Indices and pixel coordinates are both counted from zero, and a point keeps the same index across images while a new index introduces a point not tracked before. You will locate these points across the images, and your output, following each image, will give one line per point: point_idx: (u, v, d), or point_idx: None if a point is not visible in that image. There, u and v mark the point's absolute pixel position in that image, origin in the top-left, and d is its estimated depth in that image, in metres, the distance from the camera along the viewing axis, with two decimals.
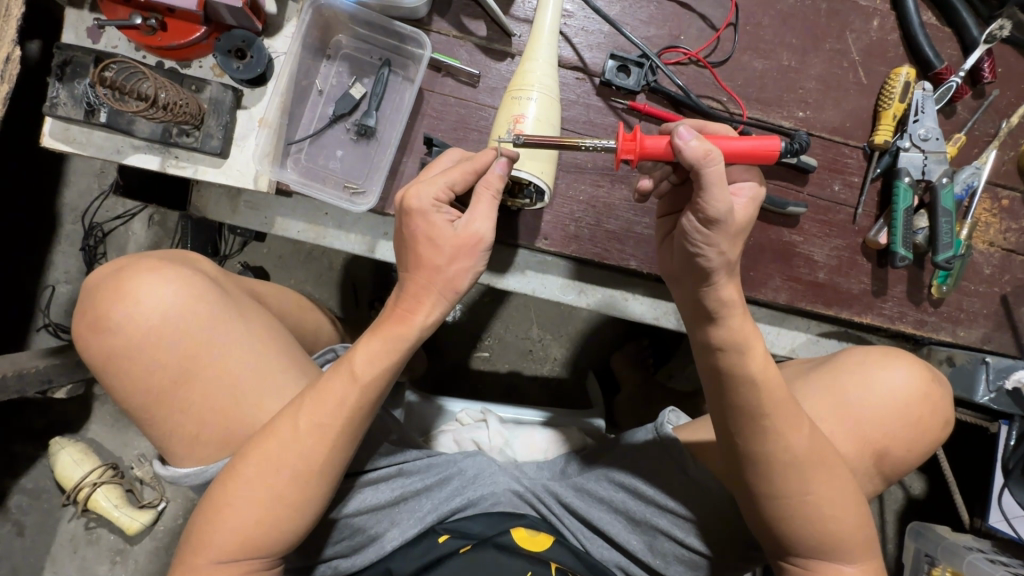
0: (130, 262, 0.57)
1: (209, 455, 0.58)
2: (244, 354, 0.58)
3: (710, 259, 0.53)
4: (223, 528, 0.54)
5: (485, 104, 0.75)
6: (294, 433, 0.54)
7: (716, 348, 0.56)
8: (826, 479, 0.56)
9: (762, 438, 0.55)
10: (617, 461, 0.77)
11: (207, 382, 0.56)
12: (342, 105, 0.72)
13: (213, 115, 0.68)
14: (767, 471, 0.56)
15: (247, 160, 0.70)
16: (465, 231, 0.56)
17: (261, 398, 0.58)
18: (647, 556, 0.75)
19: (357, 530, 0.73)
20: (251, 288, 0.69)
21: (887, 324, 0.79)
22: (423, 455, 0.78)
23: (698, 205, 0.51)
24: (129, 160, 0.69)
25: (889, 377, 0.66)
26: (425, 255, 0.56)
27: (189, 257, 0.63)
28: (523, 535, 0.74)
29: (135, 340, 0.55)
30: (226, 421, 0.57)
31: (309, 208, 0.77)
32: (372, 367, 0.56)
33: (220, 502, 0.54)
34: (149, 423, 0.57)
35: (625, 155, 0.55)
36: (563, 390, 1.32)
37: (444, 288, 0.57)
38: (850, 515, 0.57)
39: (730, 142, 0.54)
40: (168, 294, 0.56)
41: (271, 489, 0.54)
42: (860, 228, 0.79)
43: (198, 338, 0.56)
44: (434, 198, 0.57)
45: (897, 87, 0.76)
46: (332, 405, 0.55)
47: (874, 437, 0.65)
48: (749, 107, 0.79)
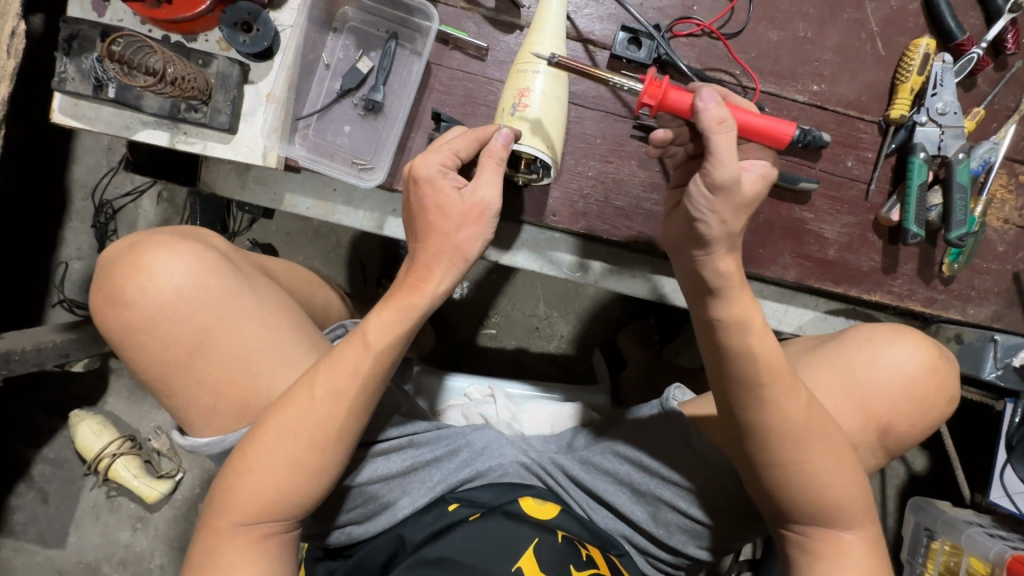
0: (143, 238, 0.58)
1: (224, 427, 0.59)
2: (258, 327, 0.59)
3: (712, 227, 0.53)
4: (242, 494, 0.55)
5: (493, 78, 0.74)
6: (310, 402, 0.56)
7: (713, 321, 0.56)
8: (831, 448, 0.57)
9: (760, 409, 0.55)
10: (623, 434, 0.79)
11: (220, 354, 0.57)
12: (349, 80, 0.71)
13: (221, 90, 0.68)
14: (767, 443, 0.56)
15: (255, 136, 0.70)
16: (473, 198, 0.57)
17: (276, 370, 0.59)
18: (650, 526, 0.77)
19: (370, 498, 0.75)
20: (261, 262, 0.70)
21: (896, 301, 0.79)
22: (432, 427, 0.80)
23: (706, 169, 0.51)
24: (139, 136, 0.69)
25: (897, 352, 0.66)
26: (434, 224, 0.57)
27: (200, 229, 0.63)
28: (529, 503, 0.77)
29: (147, 313, 0.55)
30: (242, 392, 0.58)
31: (317, 183, 0.77)
32: (386, 338, 0.57)
33: (240, 468, 0.56)
34: (166, 395, 0.58)
35: (647, 99, 0.55)
36: (569, 367, 1.33)
37: (454, 255, 0.57)
38: (852, 486, 0.58)
39: (748, 115, 0.54)
40: (180, 266, 0.56)
41: (290, 456, 0.56)
42: (872, 205, 0.78)
43: (212, 310, 0.57)
44: (440, 163, 0.58)
45: (917, 59, 0.74)
46: (346, 374, 0.56)
47: (878, 412, 0.65)
48: (763, 80, 0.77)
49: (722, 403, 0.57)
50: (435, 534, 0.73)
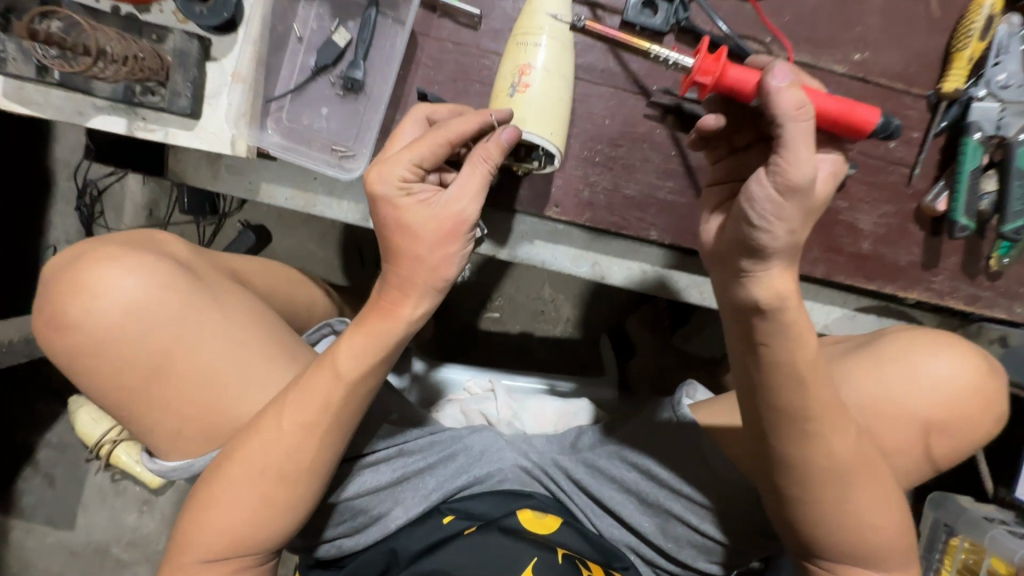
0: (89, 252, 0.54)
1: (193, 451, 0.57)
2: (222, 344, 0.56)
3: (777, 237, 0.46)
4: (211, 524, 0.54)
5: (488, 51, 0.65)
6: (278, 432, 0.54)
7: (758, 343, 0.51)
8: (844, 476, 0.54)
9: (802, 440, 0.53)
10: (630, 439, 0.75)
11: (182, 378, 0.55)
12: (324, 55, 0.63)
13: (179, 69, 0.60)
14: (803, 472, 0.54)
15: (222, 122, 0.62)
16: (448, 212, 0.53)
17: (245, 390, 0.57)
18: (658, 539, 0.73)
19: (358, 512, 0.73)
20: (230, 269, 0.67)
21: (936, 299, 0.72)
22: (425, 433, 0.77)
23: (779, 167, 0.43)
24: (93, 123, 0.62)
25: (937, 367, 0.60)
26: (404, 247, 0.53)
27: (159, 240, 0.60)
28: (528, 516, 0.73)
29: (95, 337, 0.52)
30: (209, 414, 0.56)
31: (295, 171, 0.70)
32: (356, 364, 0.54)
33: (208, 499, 0.55)
34: (127, 419, 0.56)
35: (704, 75, 0.49)
36: (576, 353, 1.28)
37: (432, 282, 0.54)
38: (879, 510, 0.55)
39: (823, 97, 0.47)
40: (130, 285, 0.53)
41: (258, 488, 0.54)
42: (914, 192, 0.70)
43: (167, 330, 0.54)
44: (400, 178, 0.52)
45: (979, 21, 0.64)
46: (318, 402, 0.54)
47: (909, 434, 0.60)
48: (797, 48, 0.68)
49: (756, 424, 0.55)
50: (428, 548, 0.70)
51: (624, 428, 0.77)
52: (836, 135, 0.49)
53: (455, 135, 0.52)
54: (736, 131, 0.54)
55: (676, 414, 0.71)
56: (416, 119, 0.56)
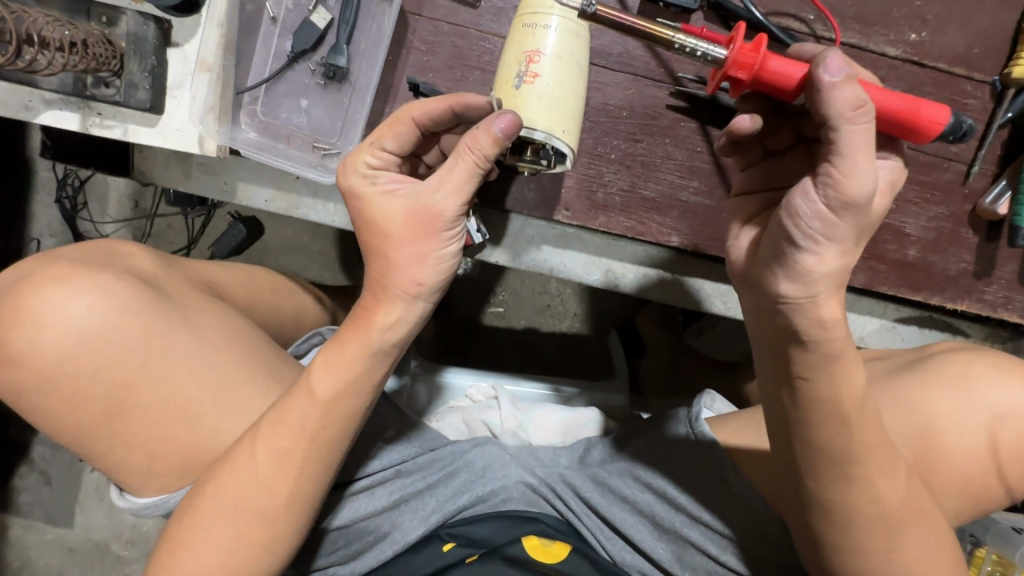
0: (36, 276, 0.51)
1: (166, 484, 0.56)
2: (188, 370, 0.54)
3: (826, 262, 0.39)
4: (188, 564, 0.53)
5: (489, 33, 0.57)
6: (252, 462, 0.52)
7: (795, 377, 0.44)
8: (880, 520, 0.48)
9: (842, 484, 0.47)
10: (642, 458, 0.70)
11: (148, 409, 0.52)
12: (301, 38, 0.55)
13: (136, 58, 0.53)
14: (848, 520, 0.48)
15: (187, 118, 0.55)
16: (422, 202, 0.47)
17: (219, 416, 0.55)
18: (673, 567, 0.68)
19: (357, 536, 0.69)
20: (205, 280, 0.64)
21: (988, 312, 0.64)
22: (424, 450, 0.72)
23: (831, 178, 0.36)
24: (43, 119, 0.54)
25: (996, 394, 0.54)
26: (377, 243, 0.49)
27: (120, 255, 0.57)
28: (534, 543, 0.68)
29: (44, 370, 0.49)
30: (180, 445, 0.54)
31: (275, 171, 0.63)
32: (331, 383, 0.51)
33: (183, 536, 0.53)
34: (88, 454, 0.53)
35: (738, 69, 0.40)
36: (584, 350, 1.21)
37: (405, 288, 0.48)
38: (920, 557, 0.50)
39: (883, 93, 0.39)
40: (83, 313, 0.50)
41: (234, 526, 0.52)
42: (971, 192, 0.62)
43: (127, 359, 0.51)
44: (364, 166, 0.49)
45: None
46: (292, 429, 0.52)
47: (962, 469, 0.54)
48: (844, 26, 0.59)
49: (789, 464, 0.49)
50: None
51: (639, 445, 0.70)
52: (894, 138, 0.41)
53: (422, 116, 0.47)
54: (772, 133, 0.47)
55: (694, 432, 0.66)
56: (406, 122, 0.48)
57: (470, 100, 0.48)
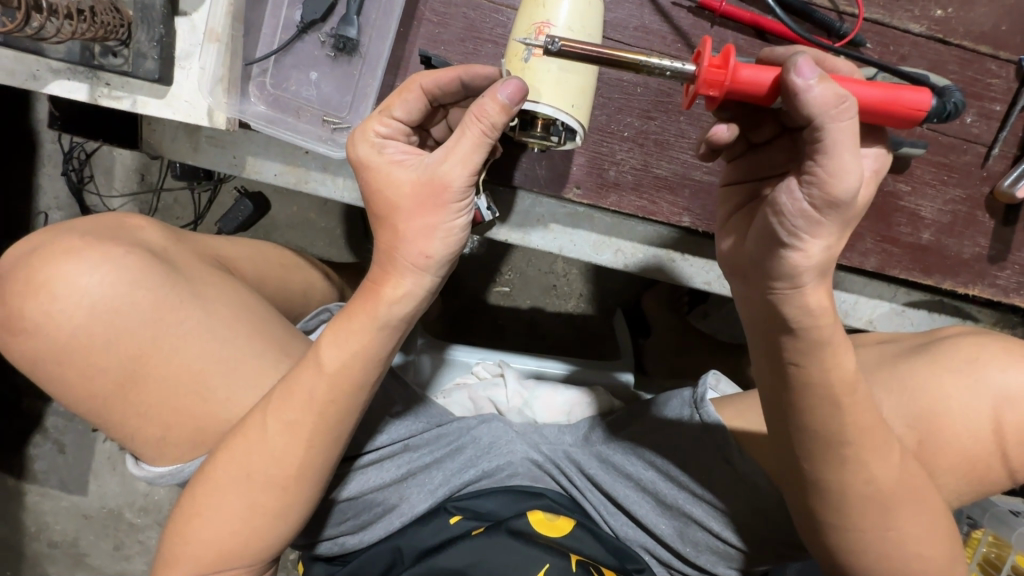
0: (47, 248, 0.52)
1: (181, 455, 0.57)
2: (200, 345, 0.55)
3: (811, 257, 0.38)
4: (203, 532, 0.55)
5: (501, 4, 0.56)
6: (263, 434, 0.53)
7: (797, 361, 0.44)
8: (881, 497, 0.49)
9: (842, 466, 0.48)
10: (643, 437, 0.70)
11: (160, 381, 0.54)
12: (311, 8, 0.54)
13: (143, 26, 0.52)
14: (842, 502, 0.49)
15: (196, 89, 0.54)
16: (431, 173, 0.46)
17: (230, 390, 0.56)
18: (675, 542, 0.69)
19: (364, 509, 0.71)
20: (218, 254, 0.65)
21: (1000, 297, 0.64)
22: (432, 426, 0.73)
23: (816, 178, 0.36)
24: (51, 88, 0.54)
25: (1006, 377, 0.54)
26: (384, 215, 0.48)
27: (130, 230, 0.58)
28: (539, 518, 0.70)
29: (58, 342, 0.51)
30: (193, 417, 0.56)
31: (284, 145, 0.62)
32: (339, 357, 0.52)
33: (196, 504, 0.55)
34: (103, 425, 0.55)
35: (709, 89, 0.37)
36: (589, 331, 1.22)
37: (412, 260, 0.48)
38: (917, 535, 0.51)
39: (861, 86, 0.37)
40: (96, 287, 0.51)
41: (246, 498, 0.54)
42: (989, 175, 0.61)
43: (141, 333, 0.53)
44: (373, 135, 0.48)
45: None
46: (302, 399, 0.52)
47: (966, 452, 0.54)
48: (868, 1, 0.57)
49: (791, 450, 0.49)
50: (434, 549, 0.68)
51: (642, 424, 0.71)
52: (877, 126, 0.39)
53: (429, 84, 0.47)
54: (754, 128, 0.44)
55: (700, 415, 0.65)
56: (415, 90, 0.48)
57: (479, 70, 0.49)
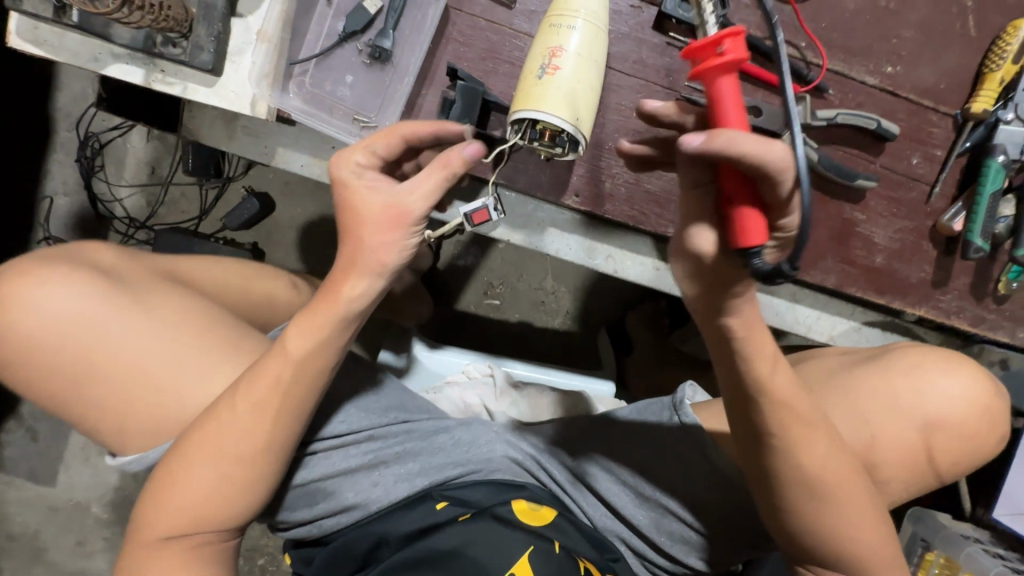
0: (14, 267, 0.61)
1: (146, 445, 0.64)
2: (149, 343, 0.62)
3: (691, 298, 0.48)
4: (174, 503, 0.59)
5: (520, 31, 0.64)
6: (231, 413, 0.58)
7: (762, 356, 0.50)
8: (842, 484, 0.55)
9: (801, 451, 0.53)
10: (619, 435, 0.76)
11: (118, 377, 0.61)
12: (353, 21, 0.61)
13: (203, 22, 0.59)
14: (801, 489, 0.55)
15: (244, 81, 0.61)
16: (394, 202, 0.51)
17: (180, 384, 0.63)
18: (651, 532, 0.74)
19: (319, 493, 0.74)
20: (175, 271, 0.71)
21: (942, 318, 0.72)
22: (401, 420, 0.78)
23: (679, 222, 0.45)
24: (109, 71, 0.60)
25: (946, 384, 0.61)
26: (351, 228, 0.53)
27: (84, 252, 0.65)
28: (523, 508, 0.73)
29: (24, 346, 0.59)
30: (153, 410, 0.62)
31: (314, 139, 0.69)
32: (303, 346, 0.57)
33: (165, 483, 0.60)
34: (74, 416, 0.63)
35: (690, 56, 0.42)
36: (572, 344, 1.28)
37: (371, 266, 0.54)
38: (864, 520, 0.56)
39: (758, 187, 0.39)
40: (48, 300, 0.59)
41: (216, 468, 0.59)
42: (932, 210, 0.70)
43: (92, 336, 0.60)
44: (355, 163, 0.53)
45: (1013, 45, 0.65)
46: (270, 382, 0.57)
47: (908, 445, 0.61)
48: (832, 55, 0.67)
49: (749, 442, 0.55)
50: (422, 532, 0.71)
51: (618, 425, 0.77)
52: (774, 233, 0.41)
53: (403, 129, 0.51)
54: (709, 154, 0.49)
55: (679, 417, 0.72)
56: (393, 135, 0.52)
57: (448, 126, 0.52)
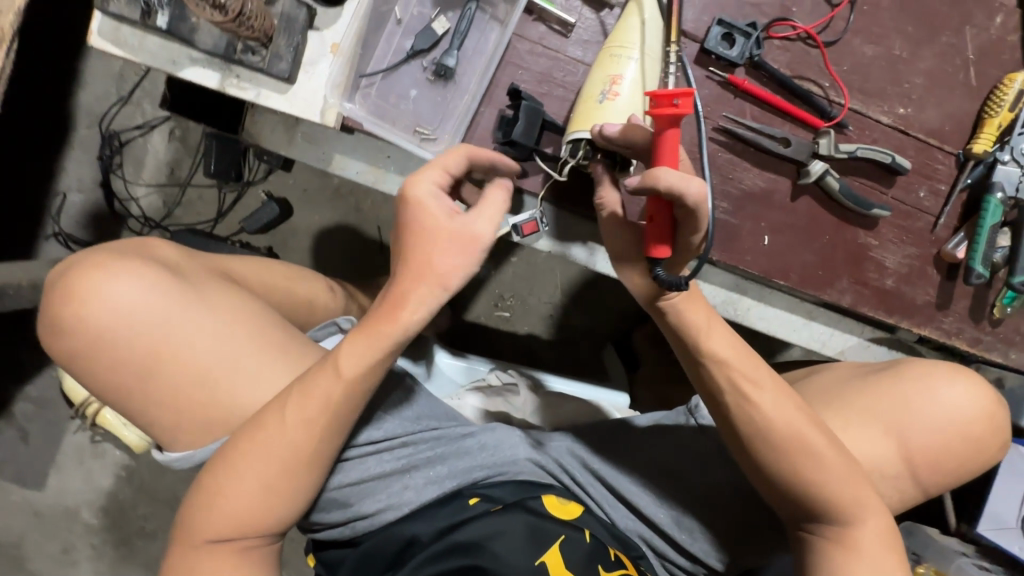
0: (72, 262, 0.60)
1: (196, 442, 0.62)
2: (202, 343, 0.61)
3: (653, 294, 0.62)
4: (222, 512, 0.58)
5: (574, 58, 0.69)
6: (282, 424, 0.58)
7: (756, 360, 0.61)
8: (848, 478, 0.59)
9: (824, 438, 0.59)
10: (637, 438, 0.80)
11: (173, 375, 0.60)
12: (422, 40, 0.65)
13: (284, 34, 0.62)
14: (825, 477, 0.58)
15: (317, 89, 0.64)
16: (467, 231, 0.55)
17: (237, 383, 0.62)
18: (671, 529, 0.76)
19: (343, 502, 0.72)
20: (223, 269, 0.70)
21: (944, 338, 0.78)
22: (430, 427, 0.76)
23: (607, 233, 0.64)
24: (186, 73, 0.62)
25: (952, 388, 0.67)
26: (420, 247, 0.55)
27: (143, 247, 0.64)
28: (552, 501, 0.73)
29: (81, 344, 0.59)
30: (205, 408, 0.61)
31: (369, 147, 0.71)
32: (357, 367, 0.57)
33: (213, 491, 0.58)
34: (126, 410, 0.62)
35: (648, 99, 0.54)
36: (579, 358, 1.32)
37: (434, 287, 0.56)
38: (880, 509, 0.60)
39: (664, 218, 0.56)
40: (117, 292, 0.58)
41: (263, 480, 0.58)
42: (937, 239, 0.77)
43: (147, 333, 0.59)
44: (431, 182, 0.56)
45: (1009, 95, 0.73)
46: (321, 401, 0.57)
47: (917, 445, 0.66)
48: (852, 96, 0.74)
49: (782, 434, 0.58)
50: (451, 528, 0.69)
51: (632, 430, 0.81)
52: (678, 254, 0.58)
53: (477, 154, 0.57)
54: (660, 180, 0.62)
55: (695, 419, 0.79)
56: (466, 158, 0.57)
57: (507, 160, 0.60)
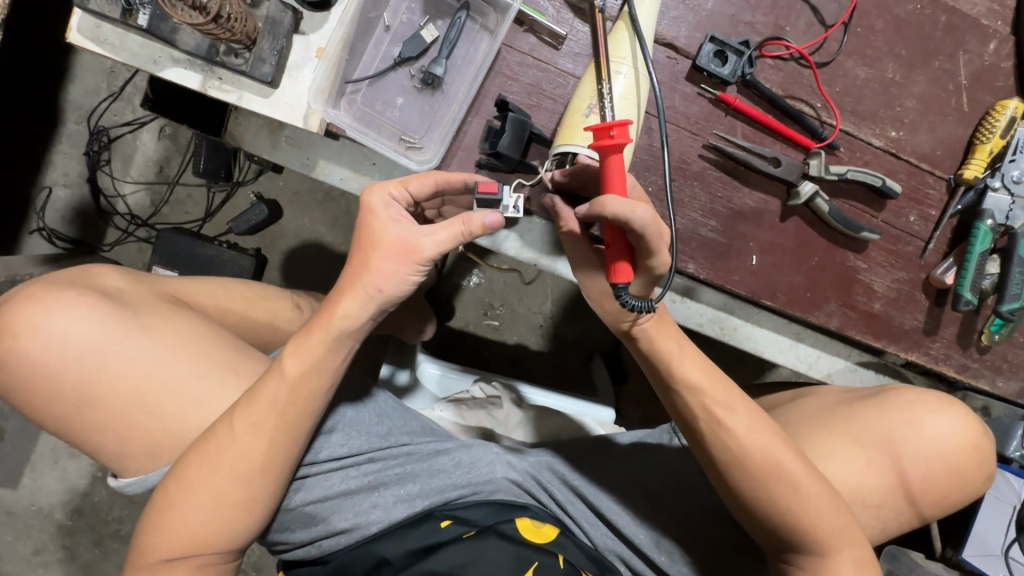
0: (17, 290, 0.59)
1: (148, 467, 0.61)
2: (150, 364, 0.59)
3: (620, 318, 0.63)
4: (177, 530, 0.56)
5: (565, 70, 0.68)
6: (232, 435, 0.56)
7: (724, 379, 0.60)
8: (829, 505, 0.57)
9: (799, 468, 0.58)
10: (618, 458, 0.79)
11: (120, 400, 0.58)
12: (410, 48, 0.65)
13: (268, 37, 0.61)
14: (796, 506, 0.57)
15: (301, 94, 0.63)
16: (407, 238, 0.55)
17: (183, 409, 0.60)
18: (653, 552, 0.73)
19: (312, 518, 0.70)
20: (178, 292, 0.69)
21: (932, 364, 0.77)
22: (404, 443, 0.75)
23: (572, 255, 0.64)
24: (167, 74, 0.61)
25: (934, 419, 0.66)
26: (366, 256, 0.56)
27: (91, 276, 0.63)
28: (526, 525, 0.70)
29: (24, 372, 0.57)
30: (153, 433, 0.60)
31: (355, 154, 0.70)
32: (301, 366, 0.56)
33: (165, 510, 0.56)
34: (72, 436, 0.59)
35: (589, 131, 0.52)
36: (566, 369, 1.30)
37: (371, 290, 0.56)
38: (853, 542, 0.59)
39: (620, 243, 0.54)
40: (56, 323, 0.57)
41: (211, 491, 0.56)
42: (925, 264, 0.76)
43: (90, 358, 0.58)
44: (388, 194, 0.57)
45: (1002, 121, 0.72)
46: (268, 405, 0.56)
47: (896, 476, 0.65)
48: (844, 118, 0.73)
49: (752, 459, 0.57)
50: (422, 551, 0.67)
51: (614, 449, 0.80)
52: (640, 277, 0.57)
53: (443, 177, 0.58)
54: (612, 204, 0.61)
55: (678, 439, 0.79)
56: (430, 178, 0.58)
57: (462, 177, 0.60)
